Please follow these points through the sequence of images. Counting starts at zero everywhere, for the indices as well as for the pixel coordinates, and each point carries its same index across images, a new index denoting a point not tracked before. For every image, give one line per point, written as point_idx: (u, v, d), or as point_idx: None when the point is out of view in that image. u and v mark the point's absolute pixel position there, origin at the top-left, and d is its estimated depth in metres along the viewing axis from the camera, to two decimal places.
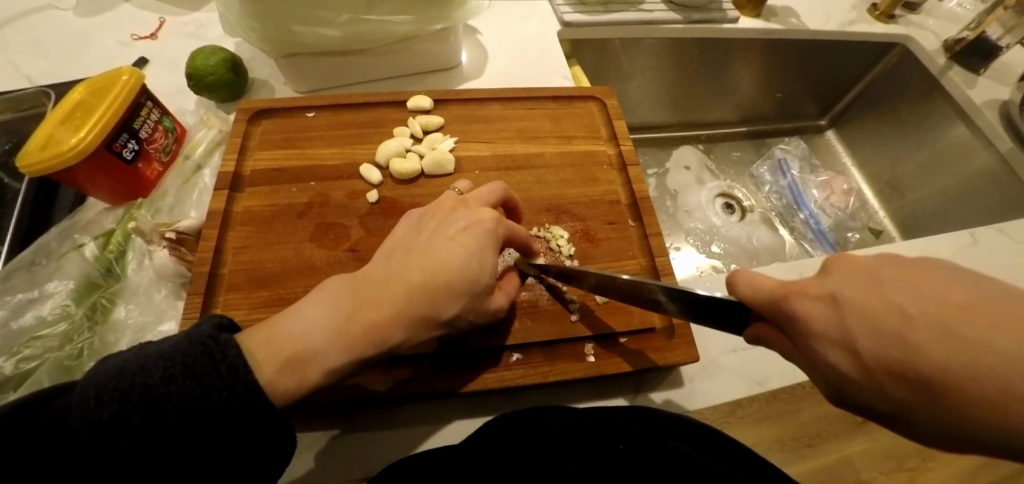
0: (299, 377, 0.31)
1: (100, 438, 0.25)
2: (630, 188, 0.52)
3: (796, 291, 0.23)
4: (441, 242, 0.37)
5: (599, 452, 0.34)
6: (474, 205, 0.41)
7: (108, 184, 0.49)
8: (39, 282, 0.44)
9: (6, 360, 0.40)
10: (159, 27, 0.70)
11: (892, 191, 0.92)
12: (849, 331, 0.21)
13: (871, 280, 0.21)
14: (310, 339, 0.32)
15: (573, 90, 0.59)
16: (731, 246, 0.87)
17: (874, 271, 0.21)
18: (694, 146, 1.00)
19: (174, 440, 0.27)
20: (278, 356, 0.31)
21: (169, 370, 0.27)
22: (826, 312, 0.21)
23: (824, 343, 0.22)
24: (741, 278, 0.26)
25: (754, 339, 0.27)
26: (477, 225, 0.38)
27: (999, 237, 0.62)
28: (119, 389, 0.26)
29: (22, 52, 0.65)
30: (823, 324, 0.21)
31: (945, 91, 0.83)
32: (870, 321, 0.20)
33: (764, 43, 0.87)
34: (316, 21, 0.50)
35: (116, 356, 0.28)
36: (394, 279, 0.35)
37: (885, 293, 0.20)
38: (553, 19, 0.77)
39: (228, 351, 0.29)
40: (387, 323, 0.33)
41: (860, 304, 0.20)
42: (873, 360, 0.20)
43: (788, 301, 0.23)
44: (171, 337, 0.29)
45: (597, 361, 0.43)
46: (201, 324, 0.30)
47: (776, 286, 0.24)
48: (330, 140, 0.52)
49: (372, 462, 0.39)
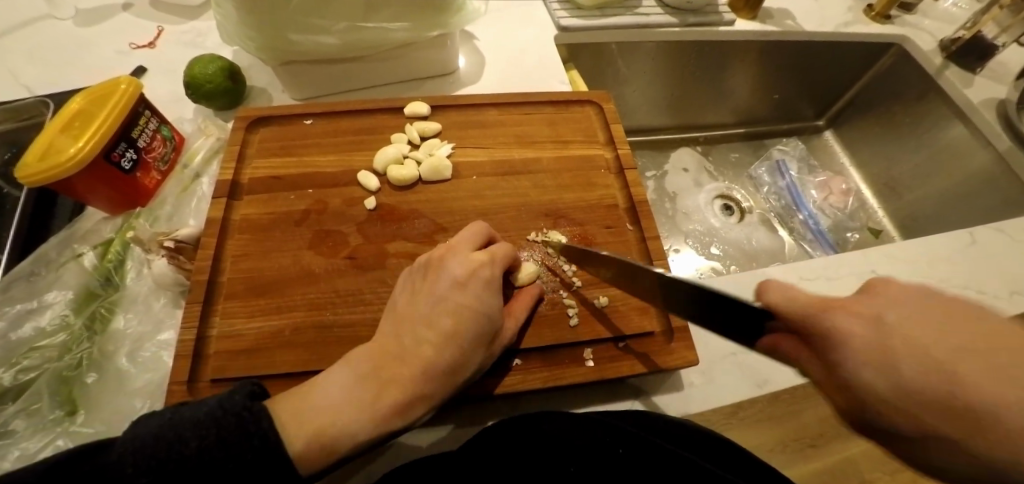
0: (328, 451, 0.31)
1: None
2: (628, 192, 0.52)
3: (838, 307, 0.24)
4: (444, 306, 0.36)
5: (597, 455, 0.35)
6: (466, 249, 0.40)
7: (107, 194, 0.49)
8: (38, 292, 0.45)
9: (5, 371, 0.40)
10: (157, 35, 0.70)
11: (890, 192, 0.92)
12: (890, 354, 0.22)
13: (915, 306, 0.23)
14: (338, 416, 0.31)
15: (570, 95, 0.59)
16: (730, 247, 0.87)
17: (911, 297, 0.23)
18: (692, 148, 1.00)
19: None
20: (308, 428, 0.30)
21: (204, 439, 0.27)
22: (867, 328, 0.23)
23: (862, 365, 0.22)
24: (774, 288, 0.27)
25: (771, 347, 0.28)
26: (469, 282, 0.37)
27: (997, 236, 0.62)
28: (156, 458, 0.26)
29: (22, 62, 0.66)
30: (865, 341, 0.22)
31: (942, 91, 0.83)
32: (919, 344, 0.21)
33: (760, 45, 0.88)
34: (314, 29, 0.50)
35: (153, 419, 0.28)
36: (408, 348, 0.35)
37: (930, 320, 0.22)
38: (550, 24, 0.78)
39: (263, 421, 0.29)
40: (407, 398, 0.33)
41: (904, 332, 0.22)
42: (915, 383, 0.21)
43: (826, 316, 0.24)
44: (205, 402, 0.29)
45: (596, 365, 0.43)
46: (235, 391, 0.30)
47: (812, 298, 0.25)
48: (327, 147, 0.52)
49: (372, 468, 0.39)
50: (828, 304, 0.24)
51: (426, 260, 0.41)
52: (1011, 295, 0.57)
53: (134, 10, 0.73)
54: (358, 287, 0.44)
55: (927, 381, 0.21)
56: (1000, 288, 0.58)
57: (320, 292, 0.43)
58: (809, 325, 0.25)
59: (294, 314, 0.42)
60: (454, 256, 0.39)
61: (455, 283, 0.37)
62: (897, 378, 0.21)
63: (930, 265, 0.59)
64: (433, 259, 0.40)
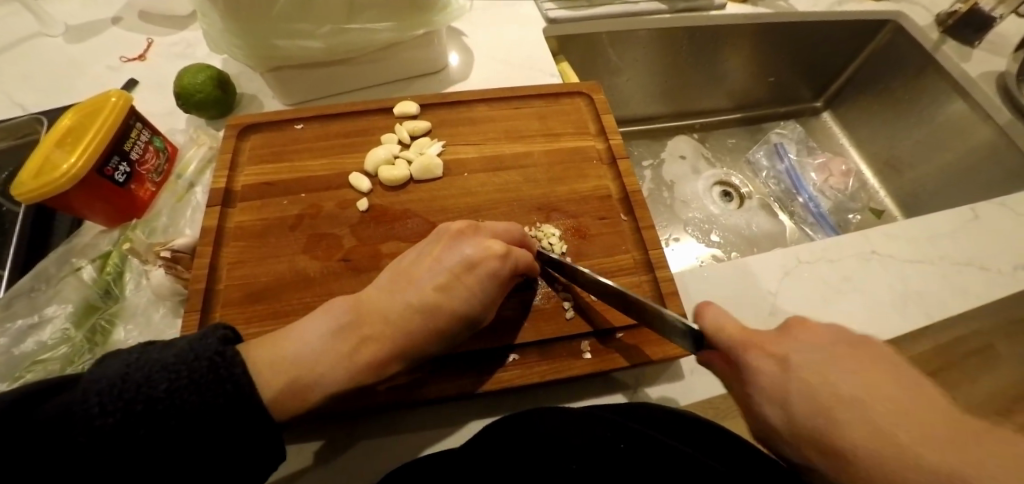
0: (299, 401, 0.32)
1: (102, 446, 0.25)
2: (620, 183, 0.52)
3: (757, 345, 0.29)
4: (437, 281, 0.39)
5: (599, 451, 0.34)
6: (485, 233, 0.43)
7: (103, 208, 0.49)
8: (39, 306, 0.45)
9: (10, 386, 0.41)
10: (147, 48, 0.70)
11: (891, 171, 0.91)
12: (788, 393, 0.27)
13: (820, 353, 0.28)
14: (313, 366, 0.33)
15: (559, 87, 0.59)
16: (730, 234, 0.86)
17: (824, 346, 0.28)
18: (689, 136, 0.99)
19: (175, 449, 0.27)
20: (283, 376, 0.32)
21: (174, 382, 0.28)
22: (775, 369, 0.28)
23: (764, 399, 0.28)
24: (709, 314, 0.32)
25: (704, 363, 0.33)
26: (479, 266, 0.39)
27: (1000, 210, 0.62)
28: (124, 399, 0.26)
29: (14, 81, 0.66)
30: (770, 379, 0.28)
31: (940, 67, 0.82)
32: (811, 387, 0.26)
33: (752, 28, 0.87)
34: (299, 34, 0.50)
35: (118, 359, 0.28)
36: (390, 314, 0.37)
37: (829, 368, 0.27)
38: (538, 17, 0.77)
39: (234, 369, 0.30)
40: (384, 357, 0.36)
41: (805, 373, 0.27)
42: (798, 421, 0.26)
43: (748, 352, 0.29)
44: (174, 345, 0.29)
45: (594, 358, 0.43)
46: (206, 337, 0.30)
47: (738, 332, 0.31)
48: (318, 151, 0.52)
49: (374, 472, 0.39)
50: (749, 342, 0.30)
51: (437, 234, 0.43)
52: (1016, 269, 0.56)
53: (123, 23, 0.73)
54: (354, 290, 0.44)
55: (813, 420, 0.25)
56: (1005, 263, 0.57)
57: (316, 296, 0.44)
58: (734, 355, 0.30)
59: (292, 319, 0.43)
60: (471, 236, 0.42)
61: (465, 264, 0.39)
62: (786, 414, 0.26)
63: (931, 242, 0.58)
64: (456, 230, 0.42)
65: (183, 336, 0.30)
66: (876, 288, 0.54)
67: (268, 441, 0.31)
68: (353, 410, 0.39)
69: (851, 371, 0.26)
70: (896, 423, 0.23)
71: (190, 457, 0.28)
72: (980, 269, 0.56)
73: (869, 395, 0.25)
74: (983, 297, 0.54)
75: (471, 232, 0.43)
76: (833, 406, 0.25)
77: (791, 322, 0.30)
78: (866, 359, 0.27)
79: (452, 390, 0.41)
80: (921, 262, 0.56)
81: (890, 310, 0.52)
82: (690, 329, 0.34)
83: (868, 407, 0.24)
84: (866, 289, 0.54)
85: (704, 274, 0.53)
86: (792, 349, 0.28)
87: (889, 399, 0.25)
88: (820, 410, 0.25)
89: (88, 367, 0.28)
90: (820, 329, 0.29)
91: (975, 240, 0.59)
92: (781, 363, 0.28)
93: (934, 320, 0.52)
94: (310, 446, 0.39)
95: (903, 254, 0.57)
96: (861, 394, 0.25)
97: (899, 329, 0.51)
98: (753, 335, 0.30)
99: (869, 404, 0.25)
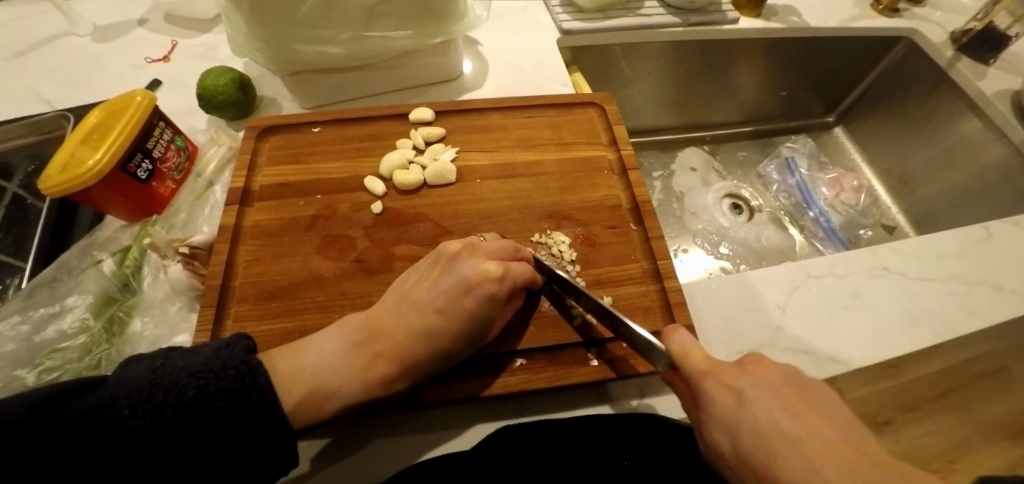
0: (318, 409, 0.35)
1: (130, 447, 0.27)
2: (630, 193, 0.53)
3: (715, 375, 0.32)
4: (433, 301, 0.40)
5: (601, 465, 0.35)
6: (482, 254, 0.42)
7: (124, 203, 0.51)
8: (60, 296, 0.46)
9: (29, 372, 0.42)
10: (171, 49, 0.72)
11: (904, 188, 0.91)
12: (736, 423, 0.29)
13: (770, 391, 0.30)
14: (332, 375, 0.36)
15: (573, 97, 0.60)
16: (740, 246, 0.86)
17: (774, 382, 0.31)
18: (698, 147, 0.99)
19: (199, 453, 0.29)
20: (304, 386, 0.35)
21: (202, 388, 0.29)
22: (729, 400, 0.30)
23: (714, 428, 0.31)
24: (677, 339, 0.35)
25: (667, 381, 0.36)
26: (476, 288, 0.39)
27: (1012, 230, 0.61)
28: (153, 403, 0.27)
29: (42, 78, 0.68)
30: (724, 406, 0.30)
31: (955, 84, 0.82)
32: (755, 418, 0.29)
33: (764, 43, 0.87)
34: (319, 40, 0.52)
35: (145, 363, 0.29)
36: (397, 328, 0.39)
37: (773, 403, 0.30)
38: (552, 28, 0.78)
39: (258, 378, 0.31)
40: (393, 368, 0.38)
41: (757, 403, 0.30)
42: (744, 446, 0.29)
43: (704, 381, 0.32)
44: (200, 352, 0.31)
45: (600, 365, 0.43)
46: (232, 345, 0.32)
47: (701, 361, 0.33)
48: (334, 154, 0.53)
49: (376, 474, 0.39)
50: (710, 372, 0.32)
51: (436, 254, 0.43)
52: None
53: (149, 25, 0.75)
54: (365, 291, 0.45)
55: (752, 451, 0.28)
56: (1018, 283, 0.56)
57: (327, 295, 0.44)
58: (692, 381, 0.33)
59: (304, 318, 0.43)
60: (467, 257, 0.41)
61: (462, 286, 0.40)
62: (731, 438, 0.30)
63: (942, 261, 0.58)
64: (453, 253, 0.42)
65: (209, 343, 0.31)
66: (884, 304, 0.54)
67: (284, 449, 0.31)
68: (366, 410, 0.39)
69: (795, 412, 0.29)
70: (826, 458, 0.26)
71: (212, 462, 0.29)
72: (993, 289, 0.56)
73: (815, 435, 0.27)
74: (994, 318, 0.54)
75: (468, 252, 0.42)
76: (772, 438, 0.28)
77: (748, 358, 0.33)
78: (813, 401, 0.30)
79: (460, 393, 0.41)
80: (929, 280, 0.56)
81: (898, 327, 0.52)
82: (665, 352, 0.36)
83: (808, 446, 0.27)
84: (874, 306, 0.53)
85: (712, 286, 0.53)
86: (747, 384, 0.31)
87: (821, 438, 0.27)
88: (762, 440, 0.28)
89: (116, 370, 0.29)
90: (772, 368, 0.32)
91: (987, 259, 0.58)
92: (736, 395, 0.30)
93: (943, 340, 0.52)
94: (318, 444, 0.40)
95: (913, 271, 0.57)
96: (797, 431, 0.28)
97: (908, 345, 0.51)
98: (714, 365, 0.32)
99: (801, 439, 0.27)
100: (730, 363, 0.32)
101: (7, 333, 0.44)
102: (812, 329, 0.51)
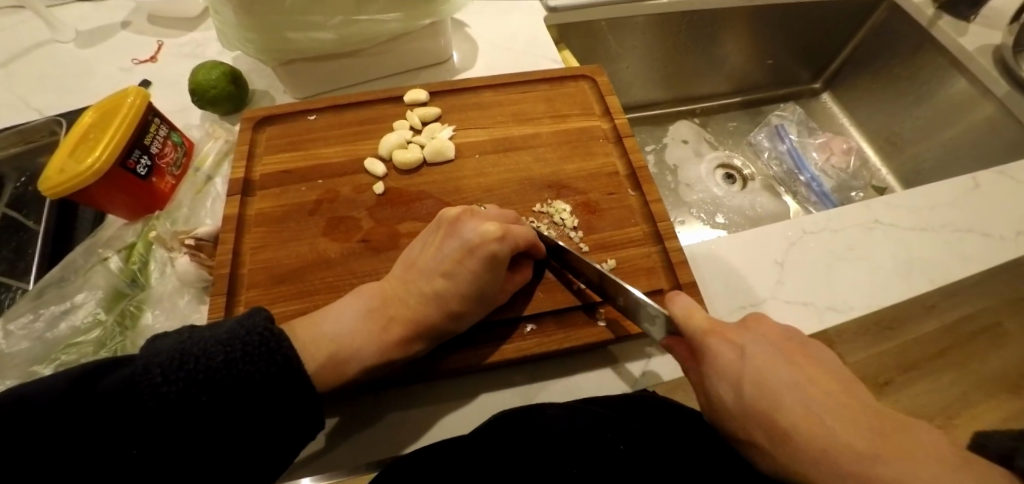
0: (338, 374, 0.36)
1: (168, 411, 0.27)
2: (627, 159, 0.53)
3: (719, 334, 0.34)
4: (438, 266, 0.40)
5: (597, 452, 0.33)
6: (481, 217, 0.43)
7: (126, 200, 0.51)
8: (69, 294, 0.47)
9: (47, 367, 0.43)
10: (158, 49, 0.72)
11: (892, 147, 0.93)
12: (743, 378, 0.32)
13: (771, 347, 0.33)
14: (350, 343, 0.37)
15: (563, 71, 0.60)
16: (735, 215, 0.88)
17: (775, 339, 0.34)
18: (690, 121, 1.00)
19: (230, 417, 0.29)
20: (324, 351, 0.36)
21: (229, 354, 0.30)
22: (733, 355, 0.33)
23: (721, 387, 0.33)
24: (682, 305, 0.36)
25: (666, 347, 0.38)
26: (477, 249, 0.40)
27: (1000, 178, 0.63)
28: (185, 370, 0.28)
29: (30, 86, 0.68)
30: (729, 363, 0.33)
31: (937, 42, 0.83)
32: (760, 374, 0.32)
33: (749, 12, 0.87)
34: (310, 26, 0.52)
35: (172, 337, 0.30)
36: (410, 295, 0.40)
37: (775, 357, 0.33)
38: (539, 7, 0.78)
39: (282, 343, 0.31)
40: (408, 334, 0.38)
41: (759, 357, 0.33)
42: (751, 399, 0.32)
43: (709, 341, 0.34)
44: (224, 324, 0.31)
45: (608, 325, 0.44)
46: (253, 315, 0.32)
47: (705, 322, 0.35)
48: (333, 139, 0.54)
49: (400, 441, 0.41)
50: (715, 331, 0.35)
51: (438, 221, 0.43)
52: (1017, 235, 0.58)
53: (133, 27, 0.75)
54: (372, 267, 0.46)
55: (758, 403, 0.31)
56: (1007, 229, 0.58)
57: (337, 275, 0.45)
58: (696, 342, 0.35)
59: (314, 298, 0.44)
60: (468, 220, 0.42)
61: (465, 248, 0.40)
62: (737, 393, 0.32)
63: (933, 211, 0.59)
64: (453, 217, 0.42)
65: (230, 317, 0.32)
66: (880, 255, 0.55)
67: (308, 411, 0.32)
68: (385, 380, 0.41)
69: (795, 365, 0.32)
70: (826, 406, 0.30)
71: (244, 422, 0.30)
72: (983, 236, 0.57)
73: (813, 384, 0.31)
74: (986, 262, 0.55)
75: (468, 216, 0.43)
76: (779, 390, 0.31)
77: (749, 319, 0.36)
78: (806, 352, 0.34)
79: (475, 359, 0.42)
80: (921, 229, 0.57)
81: (893, 277, 0.53)
82: (659, 315, 0.37)
83: (805, 394, 0.31)
84: (870, 257, 0.55)
85: (713, 247, 0.54)
86: (749, 341, 0.34)
87: (818, 384, 0.31)
88: (766, 393, 0.31)
89: (143, 345, 0.30)
90: (772, 327, 0.35)
91: (977, 206, 0.60)
92: (738, 352, 0.33)
93: (937, 285, 0.54)
94: (337, 420, 0.41)
95: (907, 222, 0.58)
96: (798, 381, 0.31)
97: (904, 292, 0.52)
98: (716, 325, 0.35)
99: (805, 390, 0.31)
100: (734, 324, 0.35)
101: (20, 331, 0.45)
102: (810, 283, 0.53)
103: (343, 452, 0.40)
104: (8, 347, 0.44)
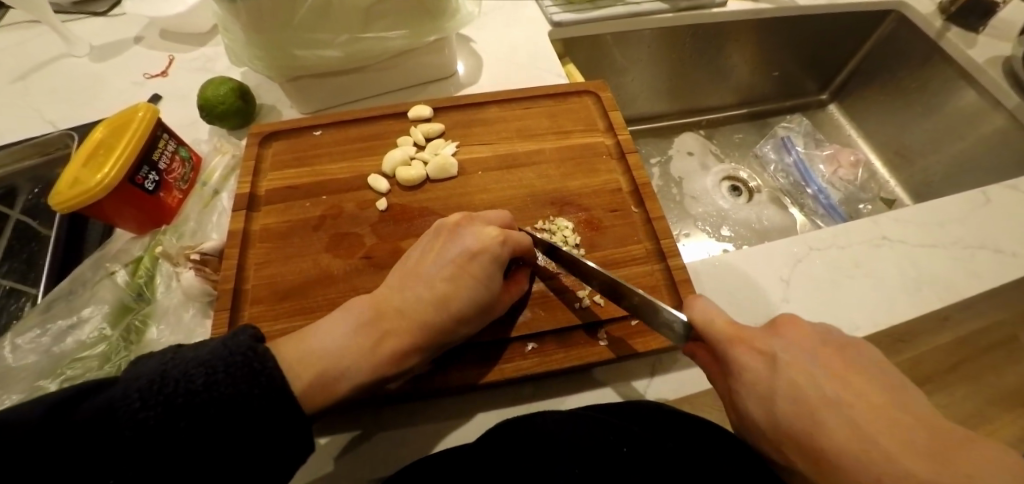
0: (328, 393, 0.35)
1: (145, 438, 0.27)
2: (631, 176, 0.53)
3: (746, 342, 0.33)
4: (437, 282, 0.40)
5: (601, 455, 0.32)
6: (481, 223, 0.44)
7: (134, 215, 0.52)
8: (76, 308, 0.47)
9: (52, 381, 0.43)
10: (169, 64, 0.73)
11: (901, 159, 0.91)
12: (775, 392, 0.31)
13: (803, 354, 0.32)
14: (340, 361, 0.36)
15: (567, 86, 0.60)
16: (742, 228, 0.87)
17: (808, 346, 0.33)
18: (695, 132, 1.00)
19: (211, 441, 0.29)
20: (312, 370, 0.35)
21: (210, 376, 0.30)
22: (763, 367, 0.32)
23: (751, 402, 0.32)
24: (701, 307, 0.35)
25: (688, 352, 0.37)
26: (479, 254, 0.41)
27: (1011, 193, 0.62)
28: (164, 394, 0.28)
29: (44, 99, 0.69)
30: (758, 375, 0.31)
31: (947, 54, 0.83)
32: (793, 386, 0.30)
33: (754, 24, 0.88)
34: (316, 43, 0.53)
35: (155, 359, 0.30)
36: (406, 308, 0.39)
37: (810, 366, 0.31)
38: (543, 21, 0.79)
39: (266, 363, 0.31)
40: (405, 351, 0.38)
41: (792, 367, 0.31)
42: (785, 417, 0.30)
43: (736, 350, 0.32)
44: (207, 345, 0.32)
45: (609, 345, 0.44)
46: (238, 335, 0.33)
47: (727, 329, 0.33)
48: (338, 155, 0.54)
49: (399, 460, 0.40)
50: (739, 339, 0.33)
51: (438, 229, 0.45)
52: None
53: (146, 42, 0.76)
54: (374, 284, 0.46)
55: (796, 422, 0.30)
56: (1019, 245, 0.57)
57: (339, 292, 0.45)
58: (721, 350, 0.33)
59: (315, 315, 0.44)
60: (467, 226, 0.44)
61: (466, 254, 0.41)
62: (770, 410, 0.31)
63: (942, 227, 0.58)
64: (454, 225, 0.44)
65: (215, 337, 0.32)
66: (888, 272, 0.54)
67: (298, 435, 0.32)
68: (384, 398, 0.40)
69: (834, 375, 0.31)
70: (871, 422, 0.28)
71: (228, 447, 0.30)
72: (995, 253, 0.56)
73: (858, 399, 0.29)
74: (998, 279, 0.54)
75: (468, 223, 0.44)
76: (815, 407, 0.29)
77: (778, 322, 0.34)
78: (844, 358, 0.32)
79: (475, 378, 0.42)
80: (931, 245, 0.57)
81: (902, 295, 0.52)
82: (678, 321, 0.37)
83: (849, 411, 0.29)
84: (878, 274, 0.54)
85: (717, 263, 0.54)
86: (778, 348, 0.32)
87: (863, 398, 0.29)
88: (802, 409, 0.30)
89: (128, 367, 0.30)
90: (803, 331, 0.33)
91: (989, 223, 0.59)
92: (769, 361, 0.32)
93: (947, 303, 0.53)
94: (335, 438, 0.41)
95: (915, 238, 0.57)
96: (839, 395, 0.29)
97: (912, 311, 0.51)
98: (741, 331, 0.33)
99: (846, 405, 0.29)
100: (760, 329, 0.33)
101: (27, 345, 0.45)
102: (816, 302, 0.52)
103: (341, 470, 0.39)
104: (16, 360, 0.45)
